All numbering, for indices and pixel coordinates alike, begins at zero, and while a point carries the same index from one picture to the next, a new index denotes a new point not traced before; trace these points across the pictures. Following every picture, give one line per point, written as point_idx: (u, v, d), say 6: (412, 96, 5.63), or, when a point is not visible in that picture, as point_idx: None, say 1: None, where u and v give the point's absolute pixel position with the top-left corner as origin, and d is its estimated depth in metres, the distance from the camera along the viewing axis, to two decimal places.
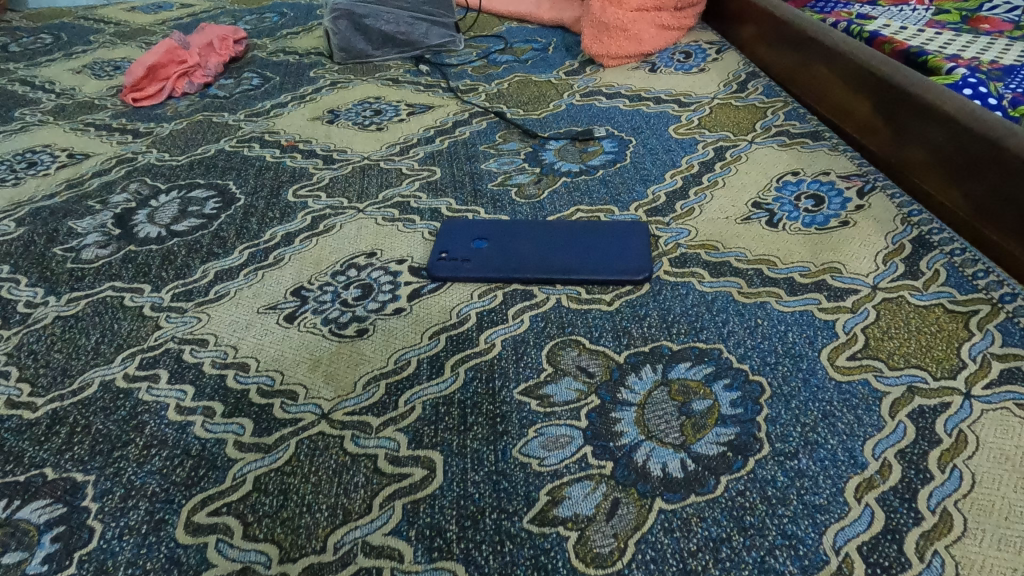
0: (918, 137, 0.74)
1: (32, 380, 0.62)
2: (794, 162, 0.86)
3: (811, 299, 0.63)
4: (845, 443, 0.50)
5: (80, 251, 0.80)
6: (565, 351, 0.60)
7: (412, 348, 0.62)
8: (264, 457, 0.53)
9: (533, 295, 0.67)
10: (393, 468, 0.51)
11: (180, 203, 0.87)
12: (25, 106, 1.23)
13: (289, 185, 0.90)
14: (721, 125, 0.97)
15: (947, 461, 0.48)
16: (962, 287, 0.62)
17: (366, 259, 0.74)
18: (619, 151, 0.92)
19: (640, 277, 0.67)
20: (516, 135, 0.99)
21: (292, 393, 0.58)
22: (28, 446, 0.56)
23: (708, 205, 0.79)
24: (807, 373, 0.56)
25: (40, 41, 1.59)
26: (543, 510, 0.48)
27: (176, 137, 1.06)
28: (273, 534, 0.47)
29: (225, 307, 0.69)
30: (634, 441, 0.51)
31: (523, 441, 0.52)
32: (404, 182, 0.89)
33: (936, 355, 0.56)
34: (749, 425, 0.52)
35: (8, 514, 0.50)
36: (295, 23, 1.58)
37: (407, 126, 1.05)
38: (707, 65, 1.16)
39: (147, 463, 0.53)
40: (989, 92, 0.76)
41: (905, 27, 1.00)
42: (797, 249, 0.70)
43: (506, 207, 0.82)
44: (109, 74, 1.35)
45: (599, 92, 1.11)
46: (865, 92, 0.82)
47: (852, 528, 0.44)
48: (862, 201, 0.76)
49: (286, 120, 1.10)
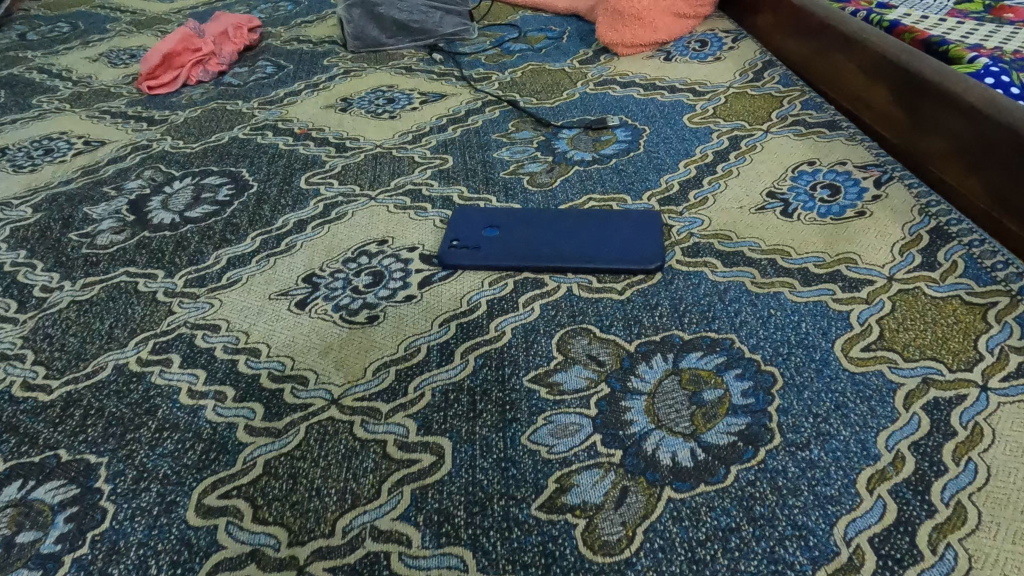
0: (936, 126, 0.73)
1: (47, 363, 0.63)
2: (810, 151, 0.84)
3: (825, 290, 0.62)
4: (858, 435, 0.49)
5: (96, 236, 0.80)
6: (575, 340, 0.60)
7: (422, 335, 0.62)
8: (274, 442, 0.53)
9: (544, 283, 0.66)
10: (402, 454, 0.51)
11: (193, 190, 0.88)
12: (42, 94, 1.24)
13: (302, 172, 0.90)
14: (736, 114, 0.96)
15: (963, 454, 0.47)
16: (980, 279, 0.61)
17: (378, 246, 0.74)
18: (632, 140, 0.92)
19: (652, 266, 0.66)
20: (530, 123, 0.99)
21: (303, 378, 0.58)
22: (43, 427, 0.56)
23: (721, 194, 0.78)
24: (820, 364, 0.55)
25: (58, 29, 1.60)
26: (551, 497, 0.48)
27: (190, 124, 1.06)
28: (283, 518, 0.48)
29: (237, 293, 0.69)
30: (644, 430, 0.51)
31: (533, 428, 0.52)
32: (416, 170, 0.89)
33: (953, 347, 0.55)
34: (761, 415, 0.51)
35: (23, 494, 0.51)
36: (310, 12, 1.58)
37: (420, 114, 1.04)
38: (723, 53, 1.15)
39: (159, 446, 0.53)
40: (1012, 81, 0.75)
41: (926, 16, 0.99)
42: (812, 239, 0.69)
43: (517, 195, 0.81)
44: (124, 62, 1.36)
45: (614, 81, 1.10)
46: (882, 80, 0.81)
47: (864, 519, 0.44)
48: (879, 191, 0.74)
49: (299, 108, 1.10)
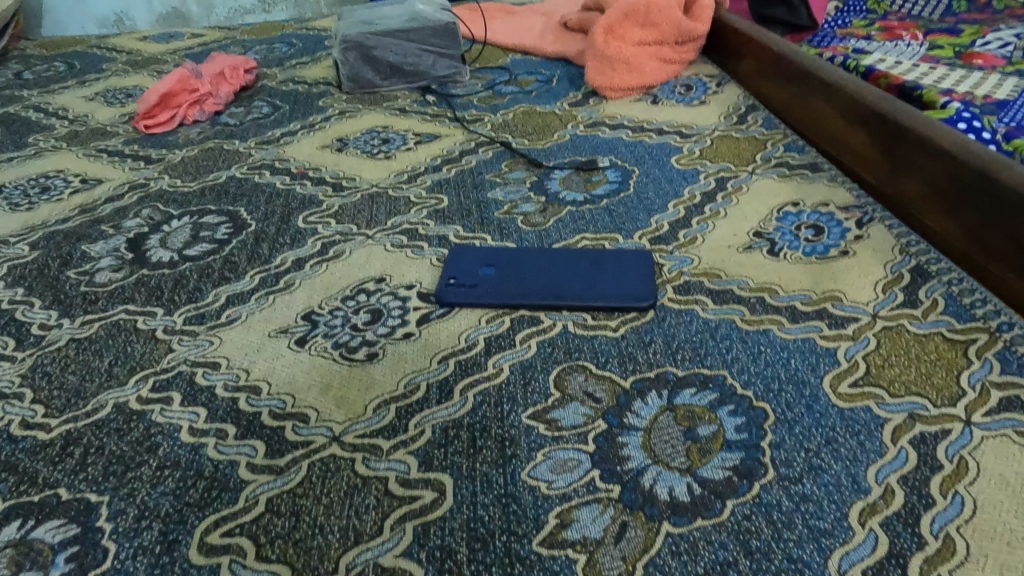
0: (914, 170, 0.76)
1: (46, 402, 0.63)
2: (794, 193, 0.87)
3: (812, 327, 0.65)
4: (848, 469, 0.51)
5: (94, 274, 0.81)
6: (572, 376, 0.61)
7: (422, 372, 0.63)
8: (276, 479, 0.53)
9: (540, 320, 0.68)
10: (404, 491, 0.52)
11: (192, 228, 0.89)
12: (39, 132, 1.25)
13: (300, 212, 0.92)
14: (722, 156, 0.99)
15: (949, 487, 0.49)
16: (960, 316, 0.64)
17: (376, 284, 0.76)
18: (622, 181, 0.94)
19: (644, 304, 0.68)
20: (522, 164, 1.01)
21: (303, 416, 0.59)
22: (42, 466, 0.56)
23: (710, 233, 0.81)
24: (810, 400, 0.57)
25: (53, 68, 1.62)
26: (552, 532, 0.48)
27: (188, 163, 1.08)
28: (286, 555, 0.48)
29: (237, 331, 0.70)
30: (641, 466, 0.52)
31: (532, 464, 0.53)
32: (412, 210, 0.91)
33: (936, 383, 0.57)
34: (754, 450, 0.53)
35: (22, 534, 0.51)
36: (304, 53, 1.62)
37: (414, 155, 1.07)
38: (707, 97, 1.19)
39: (160, 484, 0.54)
40: (983, 126, 0.81)
41: (900, 62, 1.04)
42: (798, 278, 0.71)
43: (512, 234, 0.83)
44: (121, 102, 1.38)
45: (603, 123, 1.14)
46: (861, 125, 0.85)
47: (857, 552, 0.45)
48: (861, 232, 0.77)
49: (296, 148, 1.12)
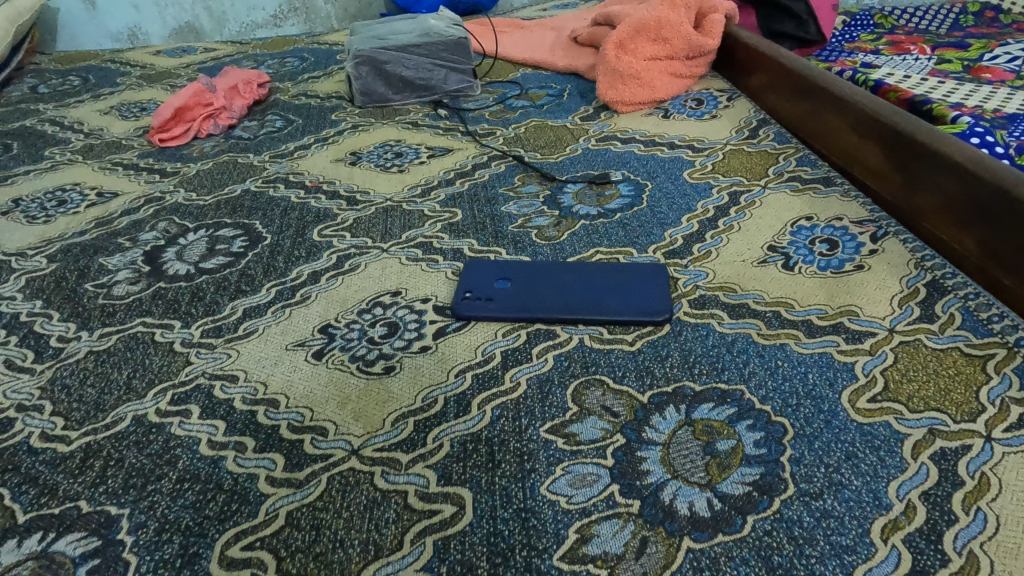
0: (928, 184, 0.76)
1: (66, 414, 0.63)
2: (807, 207, 0.88)
3: (829, 342, 0.65)
4: (869, 485, 0.51)
5: (111, 286, 0.82)
6: (589, 391, 0.61)
7: (439, 386, 0.63)
8: (295, 492, 0.54)
9: (556, 334, 0.68)
10: (423, 505, 0.52)
11: (207, 242, 0.90)
12: (55, 146, 1.27)
13: (314, 225, 0.93)
14: (735, 171, 0.99)
15: (971, 503, 0.48)
16: (977, 331, 0.64)
17: (391, 297, 0.76)
18: (635, 195, 0.95)
19: (661, 318, 0.68)
20: (535, 177, 1.02)
21: (322, 429, 0.59)
22: (63, 479, 0.57)
23: (724, 247, 0.81)
24: (829, 415, 0.57)
25: (68, 82, 1.64)
26: (572, 547, 0.48)
27: (202, 176, 1.09)
28: (306, 569, 0.48)
29: (254, 344, 0.70)
30: (660, 481, 0.52)
31: (551, 478, 0.53)
32: (426, 223, 0.91)
33: (955, 399, 0.57)
34: (774, 465, 0.53)
35: (43, 546, 0.51)
36: (316, 68, 1.63)
37: (427, 168, 1.08)
38: (718, 112, 1.20)
39: (180, 497, 0.54)
40: (995, 140, 0.81)
41: (909, 77, 1.05)
42: (813, 292, 0.72)
43: (527, 247, 0.84)
44: (135, 115, 1.39)
45: (615, 137, 1.14)
46: (874, 139, 0.85)
47: (879, 569, 0.45)
48: (876, 246, 0.77)
49: (310, 161, 1.13)
